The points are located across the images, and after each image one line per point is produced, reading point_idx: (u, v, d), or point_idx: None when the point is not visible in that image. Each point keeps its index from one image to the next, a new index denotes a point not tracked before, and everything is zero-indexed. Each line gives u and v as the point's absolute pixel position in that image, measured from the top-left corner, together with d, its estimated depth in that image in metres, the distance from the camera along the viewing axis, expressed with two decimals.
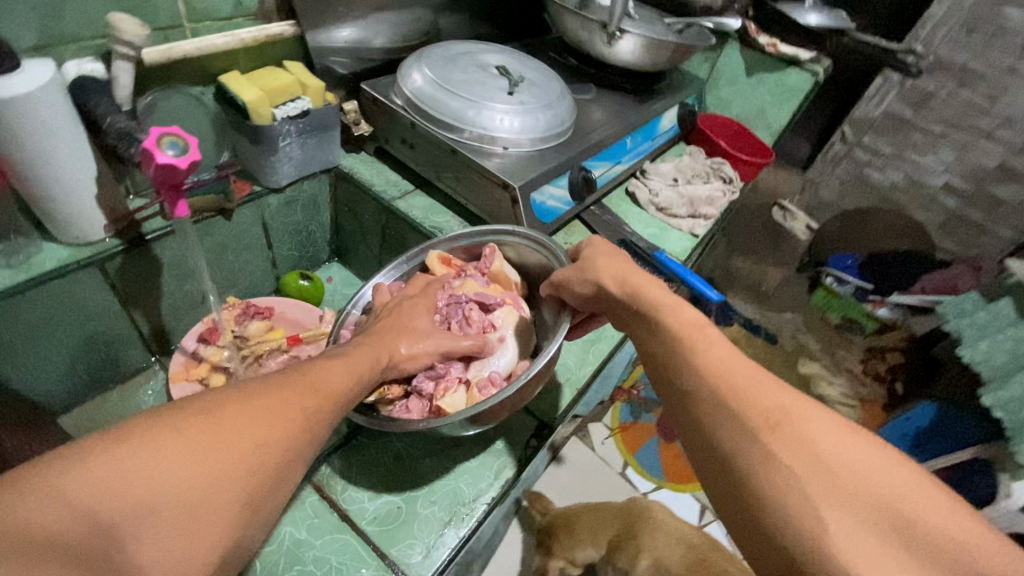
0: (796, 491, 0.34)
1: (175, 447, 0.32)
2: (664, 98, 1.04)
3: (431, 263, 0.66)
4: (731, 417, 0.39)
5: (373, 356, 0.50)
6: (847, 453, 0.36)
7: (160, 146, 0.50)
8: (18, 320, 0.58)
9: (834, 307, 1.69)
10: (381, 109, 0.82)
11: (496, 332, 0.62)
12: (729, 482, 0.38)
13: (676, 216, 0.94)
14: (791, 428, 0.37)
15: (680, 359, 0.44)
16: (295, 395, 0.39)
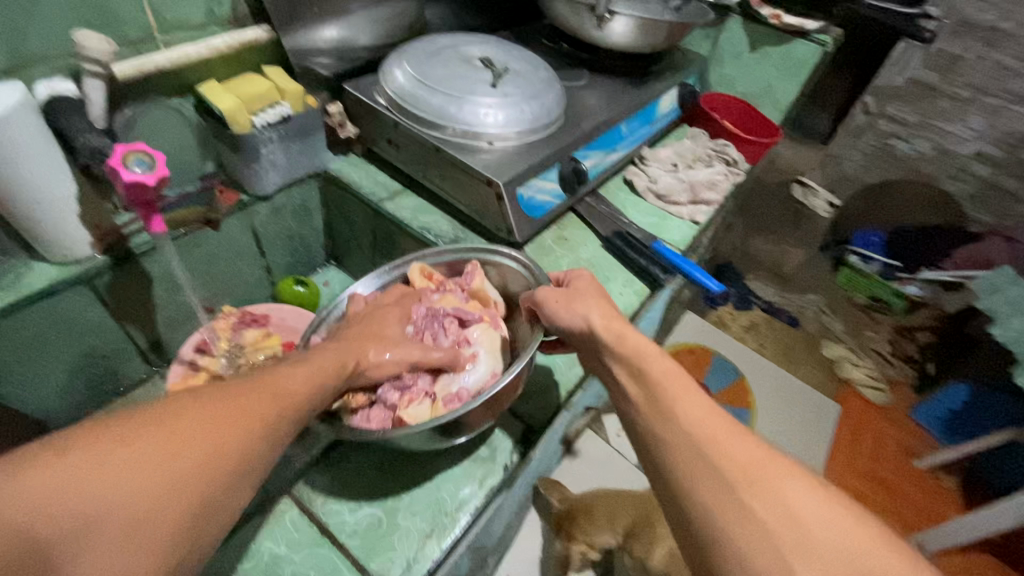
0: (771, 548, 0.37)
1: (117, 462, 0.32)
2: (661, 80, 1.00)
3: (412, 276, 0.67)
4: (709, 469, 0.41)
5: (338, 361, 0.49)
6: (820, 517, 0.38)
7: (126, 163, 0.49)
8: (12, 340, 0.60)
9: (861, 286, 1.60)
10: (365, 109, 0.80)
11: (469, 349, 0.60)
12: (705, 541, 0.39)
13: (676, 203, 0.90)
14: (767, 490, 0.39)
15: (659, 406, 0.46)
16: (253, 401, 0.39)
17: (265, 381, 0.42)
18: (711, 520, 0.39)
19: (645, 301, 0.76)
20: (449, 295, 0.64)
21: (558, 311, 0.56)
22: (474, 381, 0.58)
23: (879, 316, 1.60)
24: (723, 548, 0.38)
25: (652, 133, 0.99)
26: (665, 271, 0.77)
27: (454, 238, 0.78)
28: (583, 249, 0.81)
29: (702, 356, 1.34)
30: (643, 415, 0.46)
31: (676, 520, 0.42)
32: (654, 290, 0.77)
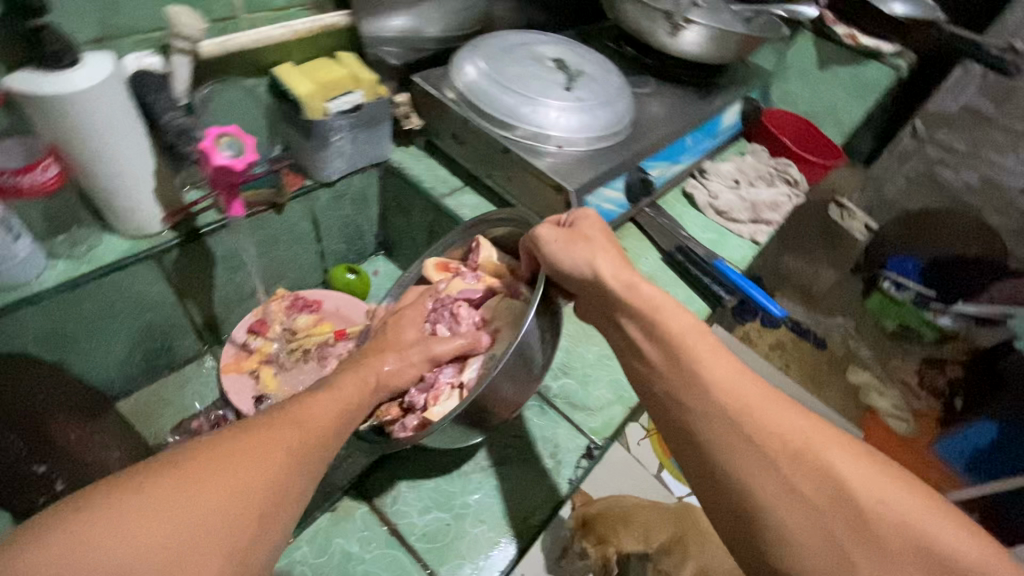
0: (810, 516, 0.40)
1: (152, 502, 0.34)
2: (725, 93, 0.97)
3: (427, 270, 0.72)
4: (747, 444, 0.42)
5: (359, 381, 0.53)
6: (857, 476, 0.41)
7: (218, 146, 0.49)
8: (82, 310, 0.60)
9: (890, 312, 1.29)
10: (433, 103, 0.79)
11: (489, 327, 0.66)
12: (745, 516, 0.41)
13: (736, 221, 0.89)
14: (806, 457, 0.42)
15: (688, 375, 0.47)
16: (280, 440, 0.41)
17: (291, 416, 0.44)
18: (753, 493, 0.41)
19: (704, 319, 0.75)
20: (456, 281, 0.69)
21: (561, 253, 0.57)
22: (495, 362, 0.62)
23: (909, 346, 1.27)
24: (764, 520, 0.40)
25: (713, 147, 0.97)
26: (728, 292, 0.77)
27: None
28: (641, 261, 0.80)
29: None
30: (665, 378, 0.48)
31: (710, 499, 0.43)
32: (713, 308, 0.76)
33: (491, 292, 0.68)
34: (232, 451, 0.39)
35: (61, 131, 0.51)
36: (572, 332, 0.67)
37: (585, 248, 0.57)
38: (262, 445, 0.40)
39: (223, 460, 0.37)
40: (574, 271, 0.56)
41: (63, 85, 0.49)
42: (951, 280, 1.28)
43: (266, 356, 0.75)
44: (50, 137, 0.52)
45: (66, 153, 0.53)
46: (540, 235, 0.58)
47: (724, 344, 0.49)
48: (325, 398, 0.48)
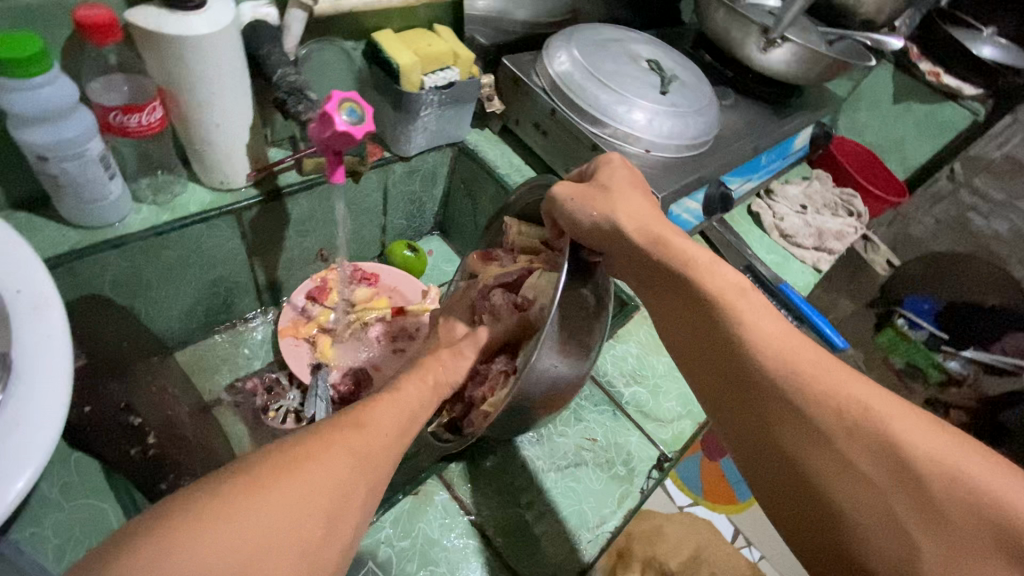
0: (871, 494, 0.36)
1: (217, 517, 0.30)
2: (802, 114, 0.94)
3: (471, 265, 0.68)
4: (800, 421, 0.39)
5: (421, 382, 0.51)
6: (924, 446, 0.37)
7: (340, 110, 0.48)
8: (161, 257, 0.58)
9: (900, 351, 1.26)
10: (520, 88, 0.78)
11: (535, 306, 0.59)
12: (798, 487, 0.39)
13: (800, 246, 0.89)
14: (867, 427, 0.38)
15: (734, 337, 0.44)
16: (345, 445, 0.37)
17: (355, 418, 0.40)
18: (810, 476, 0.38)
19: None
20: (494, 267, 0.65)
21: (576, 208, 0.51)
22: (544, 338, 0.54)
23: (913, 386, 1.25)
24: (822, 500, 0.38)
25: (782, 168, 0.95)
26: (794, 317, 0.77)
27: None
28: None
29: None
30: (715, 352, 0.45)
31: (757, 465, 0.41)
32: None
33: (529, 271, 0.62)
34: (304, 459, 0.35)
35: (174, 75, 0.49)
36: (644, 339, 0.67)
37: (607, 202, 0.51)
38: (332, 452, 0.36)
39: (293, 468, 0.34)
40: (591, 225, 0.50)
41: (186, 27, 0.47)
42: (967, 330, 1.28)
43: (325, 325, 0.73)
44: (162, 79, 0.50)
45: (172, 95, 0.51)
46: (553, 198, 0.52)
47: (771, 305, 0.46)
48: (388, 401, 0.45)
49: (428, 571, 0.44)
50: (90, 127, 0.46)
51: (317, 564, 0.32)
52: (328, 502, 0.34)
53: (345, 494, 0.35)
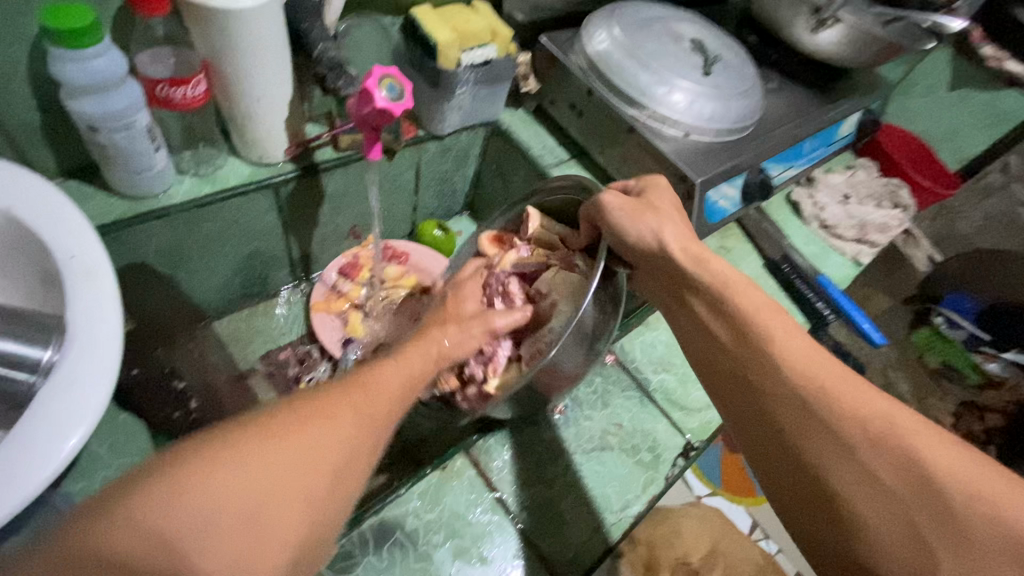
0: (884, 497, 0.36)
1: (228, 463, 0.31)
2: (851, 99, 0.89)
3: (483, 245, 0.67)
4: (821, 427, 0.39)
5: (425, 355, 0.46)
6: (947, 466, 0.36)
7: (379, 86, 0.48)
8: (202, 228, 0.60)
9: (935, 348, 1.22)
10: (557, 67, 0.76)
11: (546, 299, 0.59)
12: (814, 493, 0.38)
13: (840, 237, 0.87)
14: (890, 441, 0.37)
15: (759, 347, 0.43)
16: (349, 404, 0.37)
17: (358, 377, 0.40)
18: (823, 476, 0.38)
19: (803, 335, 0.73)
20: (511, 251, 0.63)
21: (624, 220, 0.52)
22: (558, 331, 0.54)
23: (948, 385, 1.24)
24: (835, 500, 0.37)
25: (827, 156, 0.90)
26: (830, 311, 0.74)
27: None
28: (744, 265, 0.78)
29: None
30: (735, 357, 0.44)
31: (773, 470, 0.41)
32: (812, 325, 0.74)
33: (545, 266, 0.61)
34: (312, 413, 0.35)
35: (218, 49, 0.50)
36: None
37: (655, 220, 0.52)
38: (340, 408, 0.36)
39: (301, 424, 0.34)
40: (636, 239, 0.52)
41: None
42: None
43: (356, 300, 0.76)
44: (207, 53, 0.51)
45: (216, 68, 0.52)
46: (602, 203, 0.53)
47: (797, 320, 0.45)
48: (393, 359, 0.44)
49: (454, 544, 0.45)
50: (138, 99, 0.47)
51: (325, 515, 0.33)
52: (337, 457, 0.34)
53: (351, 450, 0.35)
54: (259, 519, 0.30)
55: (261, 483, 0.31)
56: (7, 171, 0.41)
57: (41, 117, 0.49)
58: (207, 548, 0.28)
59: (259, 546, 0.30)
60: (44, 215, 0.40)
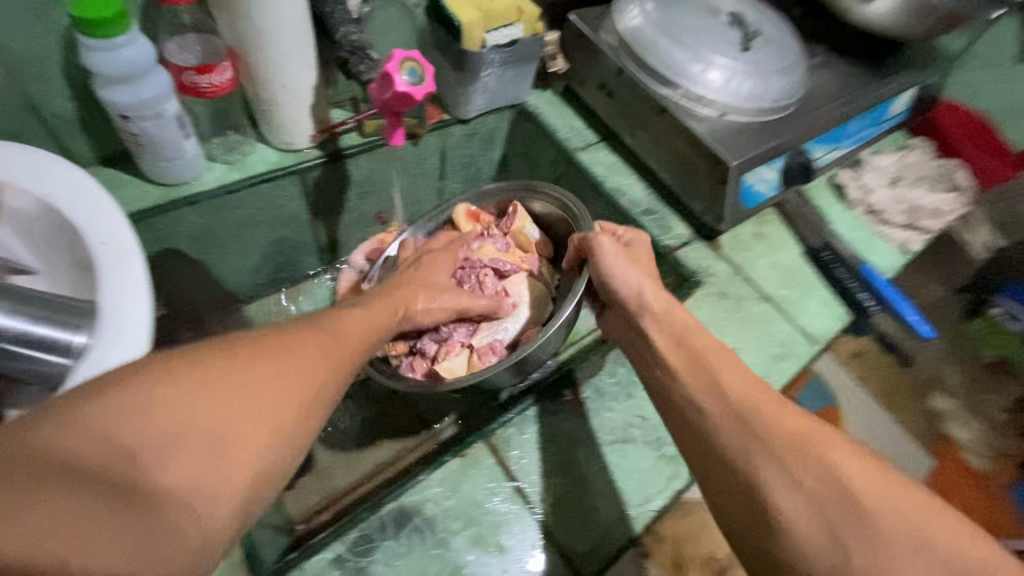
0: (812, 508, 0.36)
1: (195, 380, 0.32)
2: (905, 73, 0.83)
3: (458, 216, 0.69)
4: (752, 437, 0.40)
5: (390, 308, 0.52)
6: (862, 474, 0.37)
7: (400, 70, 0.47)
8: (232, 214, 0.61)
9: None
10: (586, 46, 0.74)
11: (509, 299, 0.63)
12: (749, 503, 0.38)
13: (888, 223, 0.81)
14: (812, 450, 0.39)
15: (702, 369, 0.46)
16: (317, 342, 0.39)
17: (326, 324, 0.42)
18: (757, 485, 0.38)
19: (842, 326, 0.69)
20: (488, 244, 0.66)
21: (605, 259, 0.55)
22: (510, 334, 0.61)
23: None
24: (766, 506, 0.38)
25: (874, 136, 0.85)
26: (874, 302, 0.71)
27: (648, 208, 0.73)
28: (784, 252, 0.74)
29: None
30: (684, 381, 0.46)
31: (711, 482, 0.41)
32: (853, 317, 0.70)
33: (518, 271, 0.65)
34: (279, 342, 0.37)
35: (243, 36, 0.50)
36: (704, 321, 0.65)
37: (638, 273, 0.55)
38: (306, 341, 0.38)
39: (268, 354, 0.35)
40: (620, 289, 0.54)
41: None
42: None
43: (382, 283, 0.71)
44: (232, 40, 0.51)
45: (242, 54, 0.52)
46: (599, 245, 0.56)
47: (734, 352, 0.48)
48: (359, 315, 0.46)
49: (472, 533, 0.45)
50: (166, 87, 0.48)
51: (287, 443, 0.34)
52: (302, 391, 0.36)
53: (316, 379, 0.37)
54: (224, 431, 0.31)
55: (226, 403, 0.32)
56: (45, 161, 0.43)
57: (77, 106, 0.50)
58: (169, 460, 0.29)
59: (222, 455, 0.31)
60: (80, 203, 0.42)
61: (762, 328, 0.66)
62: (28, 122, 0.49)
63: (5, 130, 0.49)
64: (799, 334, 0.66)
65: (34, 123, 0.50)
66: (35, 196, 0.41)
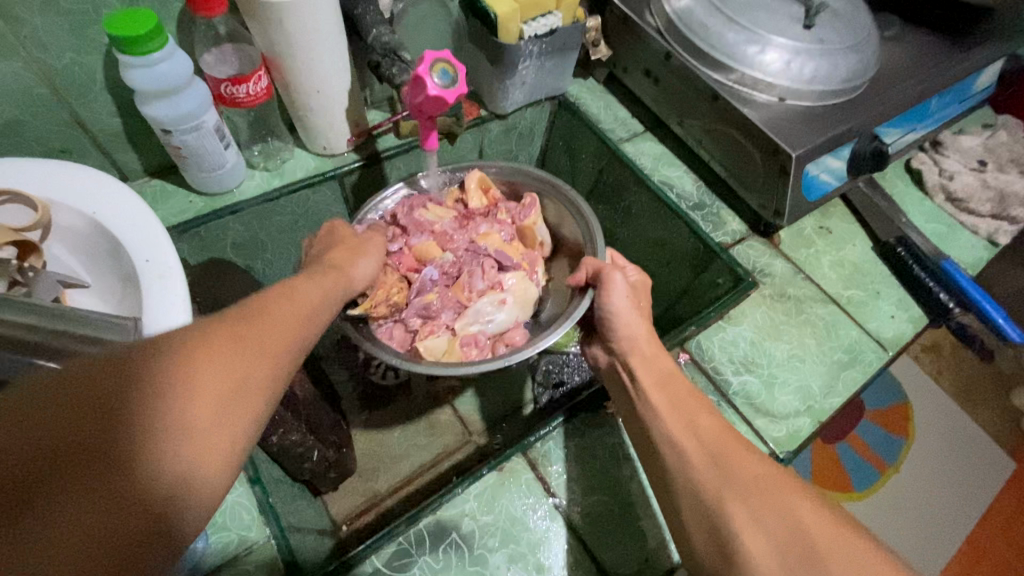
0: (776, 559, 0.35)
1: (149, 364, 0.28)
2: (995, 42, 0.74)
3: (469, 182, 0.65)
4: (721, 476, 0.39)
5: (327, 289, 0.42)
6: (823, 524, 0.36)
7: (432, 72, 0.45)
8: (274, 221, 0.61)
9: None
10: (630, 31, 0.69)
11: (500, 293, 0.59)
12: (714, 541, 0.38)
13: (973, 212, 0.73)
14: (775, 494, 0.38)
15: (682, 406, 0.45)
16: (280, 309, 0.36)
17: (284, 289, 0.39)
18: (724, 526, 0.37)
19: (918, 330, 0.62)
20: (493, 233, 0.62)
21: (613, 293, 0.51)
22: (496, 325, 0.58)
23: None
24: (732, 552, 0.36)
25: (958, 115, 0.77)
26: (957, 304, 0.62)
27: (698, 203, 0.69)
28: (848, 248, 0.68)
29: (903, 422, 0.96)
30: (664, 420, 0.45)
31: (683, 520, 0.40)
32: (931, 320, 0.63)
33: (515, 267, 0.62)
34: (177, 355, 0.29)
35: (275, 43, 0.49)
36: (759, 323, 0.60)
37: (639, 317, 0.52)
38: (217, 344, 0.31)
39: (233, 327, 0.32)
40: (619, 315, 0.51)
41: None
42: None
43: (429, 259, 0.60)
44: (266, 47, 0.50)
45: (276, 62, 0.51)
46: (611, 281, 0.52)
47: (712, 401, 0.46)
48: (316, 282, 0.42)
49: (510, 551, 0.43)
50: (204, 100, 0.48)
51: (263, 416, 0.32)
52: (273, 363, 0.33)
53: (227, 400, 0.30)
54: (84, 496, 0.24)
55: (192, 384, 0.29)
56: (95, 179, 0.44)
57: (122, 121, 0.52)
58: (138, 453, 0.26)
59: (160, 487, 0.26)
60: (126, 219, 0.43)
61: (826, 333, 0.60)
62: (78, 138, 0.51)
63: (58, 147, 0.51)
64: (868, 340, 0.60)
65: (83, 138, 0.51)
66: (85, 214, 0.43)
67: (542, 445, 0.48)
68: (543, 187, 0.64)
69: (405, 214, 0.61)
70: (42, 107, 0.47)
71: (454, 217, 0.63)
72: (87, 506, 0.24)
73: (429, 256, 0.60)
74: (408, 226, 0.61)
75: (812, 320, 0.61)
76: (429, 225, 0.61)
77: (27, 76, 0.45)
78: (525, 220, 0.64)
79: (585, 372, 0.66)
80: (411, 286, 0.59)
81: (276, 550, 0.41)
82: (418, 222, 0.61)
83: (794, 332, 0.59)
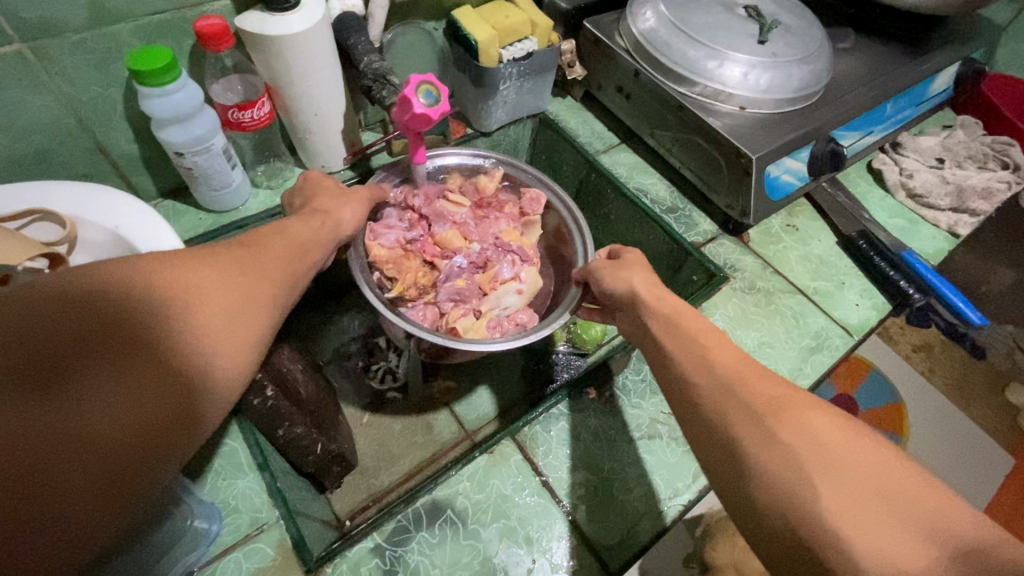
0: (794, 470, 0.32)
1: (186, 272, 0.34)
2: (943, 51, 0.80)
3: (486, 179, 0.68)
4: (733, 401, 0.36)
5: (306, 246, 0.45)
6: (847, 436, 0.33)
7: (416, 93, 0.51)
8: None
9: None
10: (601, 51, 0.75)
11: (515, 283, 0.63)
12: (723, 460, 0.35)
13: (932, 206, 0.78)
14: (793, 412, 0.35)
15: (678, 344, 0.42)
16: (279, 245, 0.42)
17: (281, 229, 0.44)
18: (729, 445, 0.35)
19: (882, 317, 0.66)
20: (511, 230, 0.67)
21: (605, 279, 0.51)
22: (513, 306, 0.62)
23: None
24: (739, 467, 0.34)
25: (914, 118, 0.82)
26: (918, 291, 0.66)
27: (672, 206, 0.74)
28: (814, 243, 0.72)
29: (895, 417, 0.89)
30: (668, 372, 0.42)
31: None
32: (896, 308, 0.67)
33: (525, 259, 0.65)
34: (200, 268, 0.35)
35: (278, 74, 0.55)
36: (731, 313, 0.64)
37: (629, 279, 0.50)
38: (227, 266, 0.37)
39: (244, 257, 0.38)
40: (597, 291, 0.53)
41: (283, 26, 0.51)
42: None
43: (454, 247, 0.64)
44: (268, 77, 0.56)
45: (277, 89, 0.57)
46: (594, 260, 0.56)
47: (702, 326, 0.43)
48: (303, 227, 0.46)
49: (501, 525, 0.47)
50: (213, 125, 0.53)
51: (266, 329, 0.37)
52: (277, 289, 0.39)
53: (236, 309, 0.35)
54: (113, 382, 0.29)
55: (215, 291, 0.34)
56: (117, 197, 0.49)
57: (139, 147, 0.57)
58: (176, 337, 0.31)
59: (192, 371, 0.32)
60: (145, 231, 0.48)
61: (794, 321, 0.64)
62: (99, 163, 0.56)
63: (81, 171, 0.56)
64: (835, 327, 0.64)
65: (102, 163, 0.56)
66: (110, 229, 0.48)
67: (532, 429, 0.52)
68: (551, 196, 0.66)
69: (425, 203, 0.65)
70: (67, 136, 0.52)
71: (469, 208, 0.67)
72: (116, 394, 0.29)
73: (451, 245, 0.64)
74: (428, 216, 0.65)
75: (780, 310, 0.65)
76: (450, 215, 0.65)
77: (56, 109, 0.50)
78: (537, 213, 0.67)
79: (574, 370, 0.72)
80: (437, 271, 0.63)
81: (284, 532, 0.44)
82: (439, 212, 0.65)
83: (764, 321, 0.64)
